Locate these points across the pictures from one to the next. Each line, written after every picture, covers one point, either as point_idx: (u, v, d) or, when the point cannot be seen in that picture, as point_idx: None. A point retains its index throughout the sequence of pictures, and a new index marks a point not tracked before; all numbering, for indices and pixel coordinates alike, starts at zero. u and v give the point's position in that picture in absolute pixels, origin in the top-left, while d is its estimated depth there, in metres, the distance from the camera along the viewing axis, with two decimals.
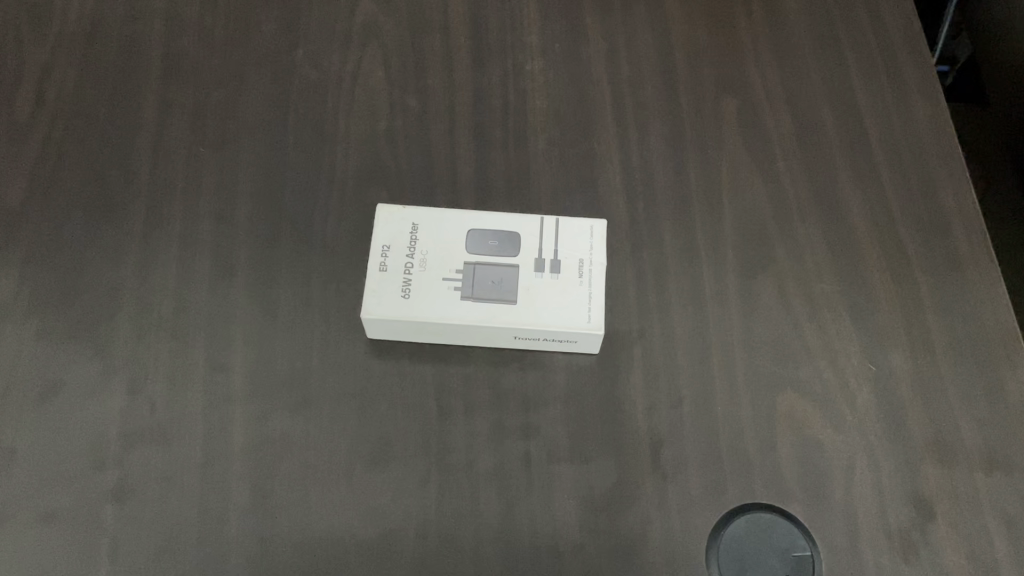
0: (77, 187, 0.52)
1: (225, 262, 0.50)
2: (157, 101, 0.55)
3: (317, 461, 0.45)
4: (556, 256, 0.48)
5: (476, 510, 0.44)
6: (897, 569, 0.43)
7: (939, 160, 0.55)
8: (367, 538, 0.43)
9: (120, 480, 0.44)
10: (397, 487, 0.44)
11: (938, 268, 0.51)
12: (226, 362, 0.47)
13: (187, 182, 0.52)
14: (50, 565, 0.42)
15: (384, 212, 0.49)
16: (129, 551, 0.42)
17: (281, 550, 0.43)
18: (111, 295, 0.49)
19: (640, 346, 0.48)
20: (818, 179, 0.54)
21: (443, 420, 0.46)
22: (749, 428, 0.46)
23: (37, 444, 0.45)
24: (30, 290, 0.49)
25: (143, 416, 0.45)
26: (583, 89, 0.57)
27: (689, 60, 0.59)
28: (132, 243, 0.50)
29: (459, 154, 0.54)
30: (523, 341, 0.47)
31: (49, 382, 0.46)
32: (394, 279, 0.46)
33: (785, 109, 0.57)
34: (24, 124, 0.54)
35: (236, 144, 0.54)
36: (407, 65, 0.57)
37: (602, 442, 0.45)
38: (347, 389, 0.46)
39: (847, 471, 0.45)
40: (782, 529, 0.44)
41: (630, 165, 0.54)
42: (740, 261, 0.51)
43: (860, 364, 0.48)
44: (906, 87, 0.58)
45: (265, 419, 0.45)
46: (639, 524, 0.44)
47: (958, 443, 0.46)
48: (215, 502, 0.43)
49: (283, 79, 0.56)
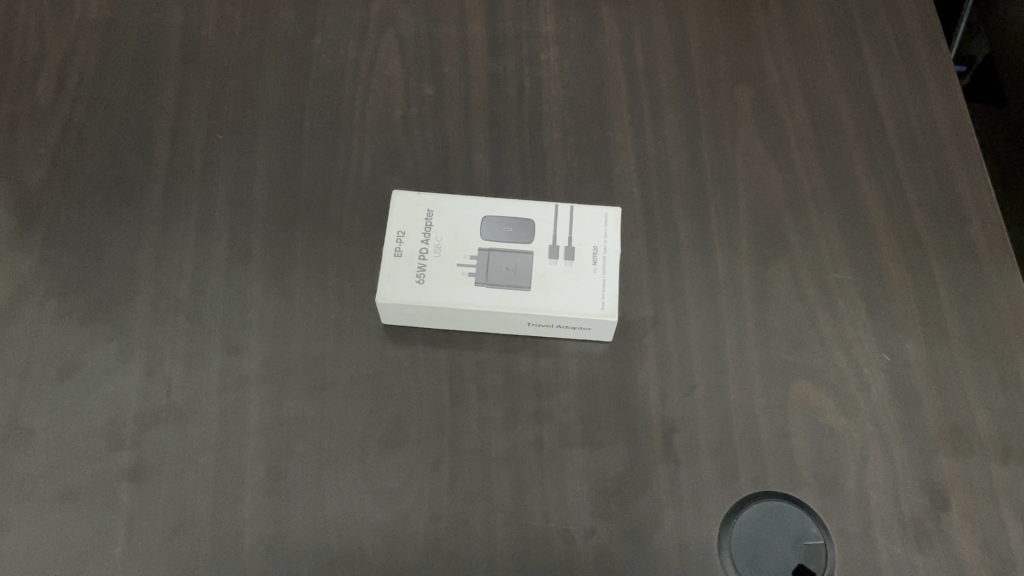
0: (98, 173, 0.53)
1: (242, 247, 0.50)
2: (176, 90, 0.56)
3: (331, 443, 0.45)
4: (570, 243, 0.48)
5: (487, 493, 0.44)
6: (912, 558, 0.43)
7: (955, 150, 0.55)
8: (379, 520, 0.43)
9: (137, 458, 0.44)
10: (410, 470, 0.44)
11: (954, 258, 0.51)
12: (242, 345, 0.47)
13: (205, 167, 0.53)
14: (68, 541, 0.43)
15: (399, 199, 0.49)
16: (146, 529, 0.43)
17: (294, 531, 0.43)
18: (130, 279, 0.49)
19: (653, 332, 0.48)
20: (833, 168, 0.54)
21: (456, 404, 0.46)
22: (762, 415, 0.46)
23: (56, 423, 0.45)
24: (51, 273, 0.49)
25: (160, 397, 0.46)
26: (598, 79, 0.57)
27: (704, 50, 0.59)
28: (151, 228, 0.51)
29: (474, 143, 0.54)
30: (537, 327, 0.47)
31: (68, 362, 0.47)
32: (408, 264, 0.47)
33: (800, 99, 0.57)
34: (46, 110, 0.55)
35: (253, 130, 0.54)
36: (423, 54, 0.58)
37: (614, 427, 0.46)
38: (362, 372, 0.47)
39: (860, 460, 0.45)
40: (796, 517, 0.44)
41: (645, 154, 0.54)
42: (755, 251, 0.51)
43: (874, 353, 0.48)
44: (923, 78, 0.58)
45: (280, 401, 0.46)
46: (651, 509, 0.44)
47: (973, 434, 0.46)
48: (229, 482, 0.44)
49: (301, 67, 0.57)
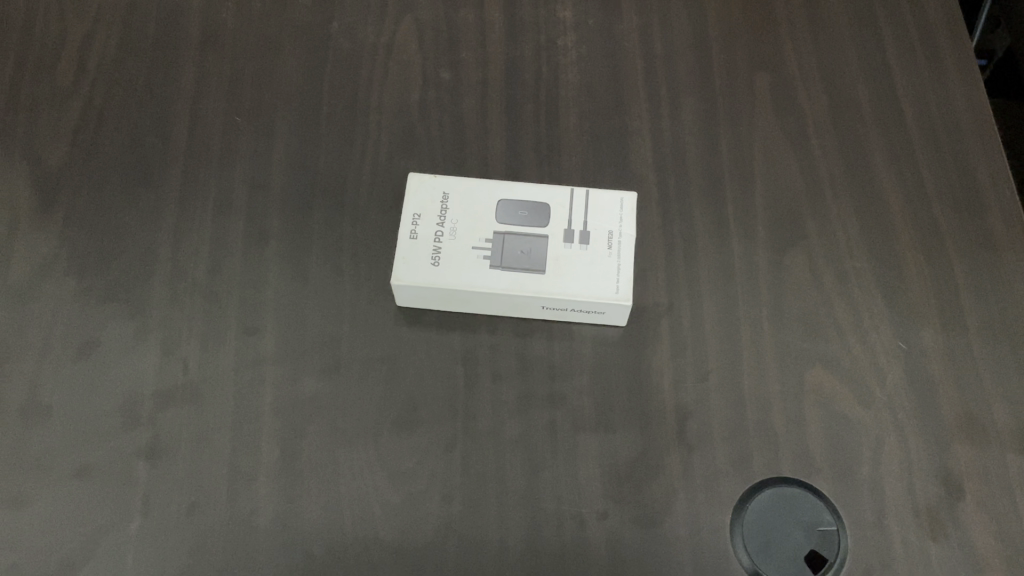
0: (117, 154, 0.53)
1: (258, 229, 0.50)
2: (195, 72, 0.56)
3: (346, 423, 0.45)
4: (585, 228, 0.48)
5: (500, 476, 0.44)
6: (924, 546, 0.43)
7: (976, 138, 0.54)
8: (392, 500, 0.43)
9: (153, 435, 0.45)
10: (424, 451, 0.45)
11: (974, 248, 0.50)
12: (259, 325, 0.48)
13: (223, 148, 0.53)
14: (84, 516, 0.43)
15: (415, 181, 0.49)
16: (161, 505, 0.43)
17: (308, 511, 0.43)
18: (148, 258, 0.50)
19: (668, 319, 0.48)
20: (851, 156, 0.54)
21: (470, 387, 0.46)
22: (776, 402, 0.46)
23: (74, 400, 0.46)
24: (69, 251, 0.50)
25: (177, 376, 0.46)
26: (616, 65, 0.57)
27: (723, 37, 0.59)
28: (169, 209, 0.51)
29: (491, 128, 0.54)
30: (551, 311, 0.47)
31: (86, 340, 0.48)
32: (423, 247, 0.47)
33: (819, 86, 0.56)
34: (66, 90, 0.55)
35: (271, 113, 0.54)
36: (441, 40, 0.58)
37: (627, 412, 0.46)
38: (377, 354, 0.47)
39: (875, 447, 0.45)
40: (809, 504, 0.43)
41: (661, 140, 0.54)
42: (772, 237, 0.51)
43: (890, 341, 0.48)
44: (945, 67, 0.57)
45: (296, 381, 0.46)
46: (664, 494, 0.44)
47: (989, 423, 0.46)
48: (244, 461, 0.44)
49: (319, 51, 0.57)
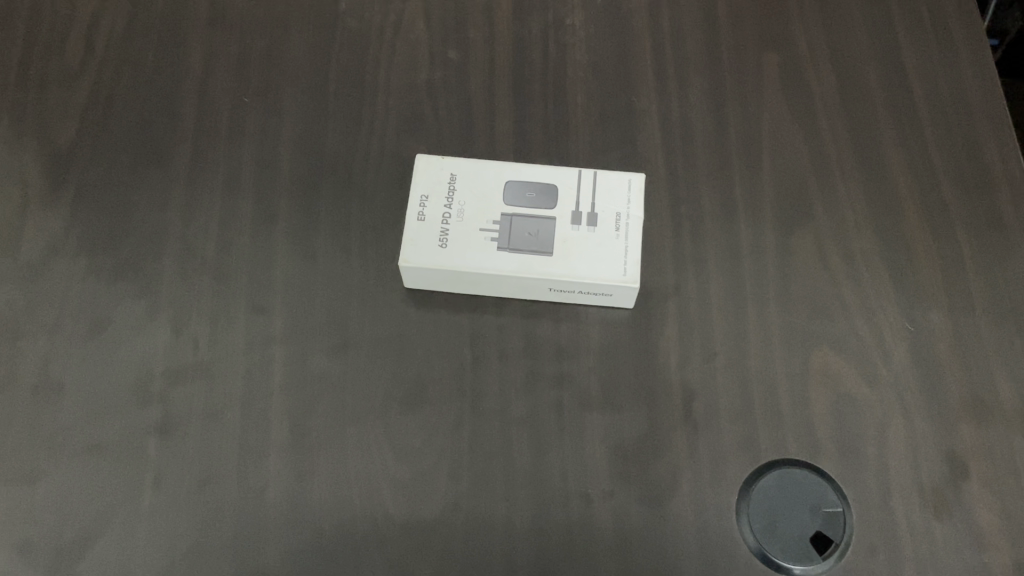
0: (126, 134, 0.53)
1: (267, 209, 0.51)
2: (203, 52, 0.56)
3: (354, 402, 0.45)
4: (593, 209, 0.48)
5: (507, 454, 0.44)
6: (929, 525, 0.43)
7: (985, 119, 0.54)
8: (401, 478, 0.44)
9: (164, 413, 0.45)
10: (431, 430, 0.45)
11: (982, 229, 0.50)
12: (267, 305, 0.48)
13: (232, 128, 0.53)
14: (96, 492, 0.44)
15: (424, 162, 0.49)
16: (173, 481, 0.44)
17: (317, 488, 0.44)
18: (158, 237, 0.50)
19: (675, 300, 0.48)
20: (859, 136, 0.53)
21: (477, 367, 0.46)
22: (781, 383, 0.46)
23: (85, 378, 0.46)
24: (79, 231, 0.50)
25: (187, 355, 0.47)
26: (624, 45, 0.57)
27: (732, 17, 0.58)
28: (178, 188, 0.51)
29: (499, 108, 0.54)
30: (558, 293, 0.47)
31: (97, 319, 0.48)
32: (431, 228, 0.47)
33: (829, 67, 0.56)
34: (75, 70, 0.55)
35: (279, 92, 0.54)
36: (448, 18, 0.57)
37: (633, 392, 0.46)
38: (385, 334, 0.47)
39: (880, 428, 0.45)
40: (815, 485, 0.44)
41: (669, 121, 0.54)
42: (779, 219, 0.51)
43: (897, 322, 0.48)
44: (955, 47, 0.57)
45: (305, 360, 0.46)
46: (670, 473, 0.44)
47: (995, 404, 0.46)
48: (253, 439, 0.45)
49: (326, 31, 0.57)
